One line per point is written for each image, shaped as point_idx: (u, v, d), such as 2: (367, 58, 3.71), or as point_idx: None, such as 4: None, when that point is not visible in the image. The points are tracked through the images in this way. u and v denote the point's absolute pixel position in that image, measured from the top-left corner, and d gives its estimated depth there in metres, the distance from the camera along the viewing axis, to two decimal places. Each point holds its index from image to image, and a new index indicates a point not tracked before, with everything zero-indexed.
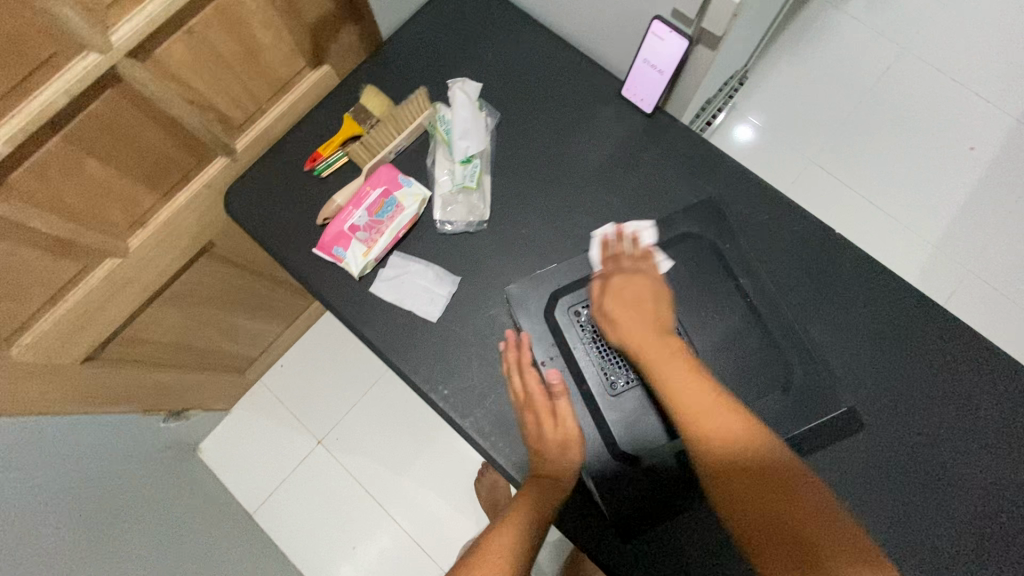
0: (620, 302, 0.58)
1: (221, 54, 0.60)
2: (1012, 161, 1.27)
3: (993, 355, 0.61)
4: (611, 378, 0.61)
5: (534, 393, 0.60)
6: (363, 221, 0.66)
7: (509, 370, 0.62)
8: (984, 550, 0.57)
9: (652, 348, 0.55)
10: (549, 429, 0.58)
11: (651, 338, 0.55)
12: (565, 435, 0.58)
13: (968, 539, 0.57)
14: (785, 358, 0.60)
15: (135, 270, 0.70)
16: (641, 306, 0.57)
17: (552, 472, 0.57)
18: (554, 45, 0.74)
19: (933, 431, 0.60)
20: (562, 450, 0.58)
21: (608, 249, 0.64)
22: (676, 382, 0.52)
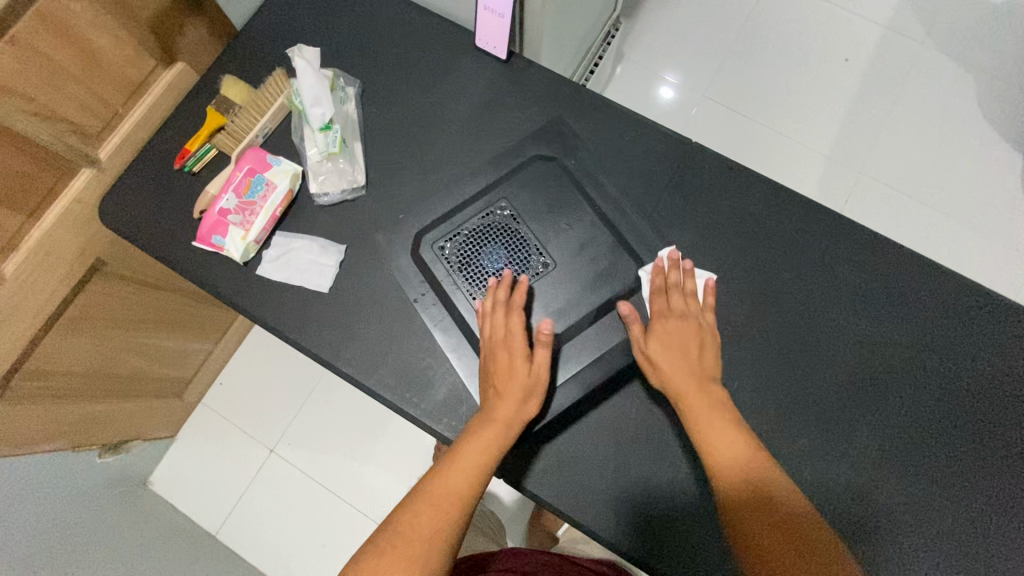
0: (665, 337, 0.59)
1: (57, 61, 0.60)
2: (890, 59, 1.35)
3: (847, 225, 0.67)
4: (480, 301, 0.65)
5: (515, 335, 0.59)
6: (233, 204, 0.66)
7: (494, 306, 0.61)
8: (870, 403, 0.63)
9: (694, 391, 0.56)
10: (522, 372, 0.58)
11: (699, 387, 0.57)
12: (525, 377, 0.58)
13: (855, 397, 0.63)
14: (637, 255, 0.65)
15: (18, 299, 0.69)
16: (691, 349, 0.58)
17: (512, 413, 0.57)
18: (403, 8, 0.76)
19: (801, 305, 0.65)
20: (528, 396, 0.58)
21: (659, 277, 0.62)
22: (729, 442, 0.53)
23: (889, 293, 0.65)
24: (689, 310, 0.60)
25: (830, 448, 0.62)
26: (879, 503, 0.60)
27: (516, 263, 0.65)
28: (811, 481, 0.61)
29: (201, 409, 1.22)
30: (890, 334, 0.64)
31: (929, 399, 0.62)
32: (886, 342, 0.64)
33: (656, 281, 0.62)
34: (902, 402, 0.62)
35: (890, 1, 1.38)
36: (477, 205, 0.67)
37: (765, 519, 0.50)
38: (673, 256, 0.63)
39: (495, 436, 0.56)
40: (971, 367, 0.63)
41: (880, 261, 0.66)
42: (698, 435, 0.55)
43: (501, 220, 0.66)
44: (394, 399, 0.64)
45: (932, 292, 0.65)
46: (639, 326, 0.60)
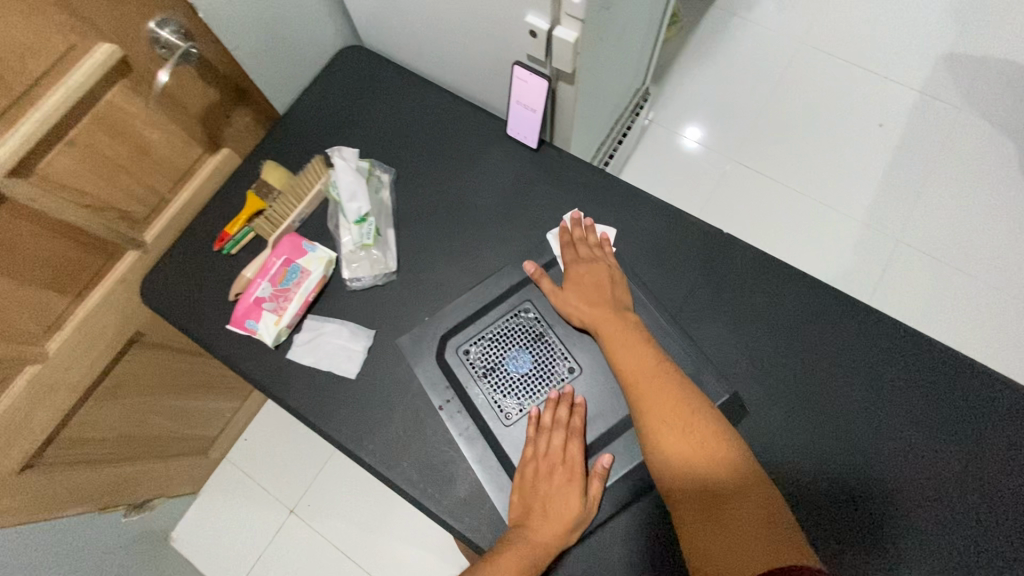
0: (576, 288, 0.64)
1: (111, 157, 0.63)
2: (926, 123, 1.33)
3: (883, 323, 0.64)
4: (504, 409, 0.64)
5: (573, 460, 0.59)
6: (269, 291, 0.68)
7: (553, 425, 0.60)
8: (876, 448, 0.60)
9: (609, 323, 0.61)
10: (576, 503, 0.57)
11: (610, 317, 0.62)
12: (572, 516, 0.56)
13: (859, 437, 0.60)
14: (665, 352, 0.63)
15: (58, 374, 0.71)
16: (599, 287, 0.64)
17: (551, 537, 0.55)
18: (438, 97, 0.78)
19: (840, 409, 0.61)
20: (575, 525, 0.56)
21: (565, 235, 0.68)
22: (634, 356, 0.58)
23: (933, 394, 0.61)
24: (595, 256, 0.66)
25: (831, 487, 0.59)
26: (884, 552, 0.56)
27: (542, 369, 0.65)
28: (812, 526, 0.57)
29: (224, 464, 1.22)
30: (938, 438, 0.60)
31: (941, 450, 0.59)
32: (934, 448, 0.59)
33: (564, 243, 0.68)
34: (911, 448, 0.59)
35: (924, 66, 1.37)
36: (501, 308, 0.67)
37: (678, 433, 0.53)
38: (576, 216, 0.69)
39: (530, 558, 0.54)
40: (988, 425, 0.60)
41: (920, 361, 0.62)
42: (614, 359, 0.59)
43: (526, 324, 0.67)
44: (416, 495, 0.62)
45: (973, 381, 0.61)
46: (549, 284, 0.66)
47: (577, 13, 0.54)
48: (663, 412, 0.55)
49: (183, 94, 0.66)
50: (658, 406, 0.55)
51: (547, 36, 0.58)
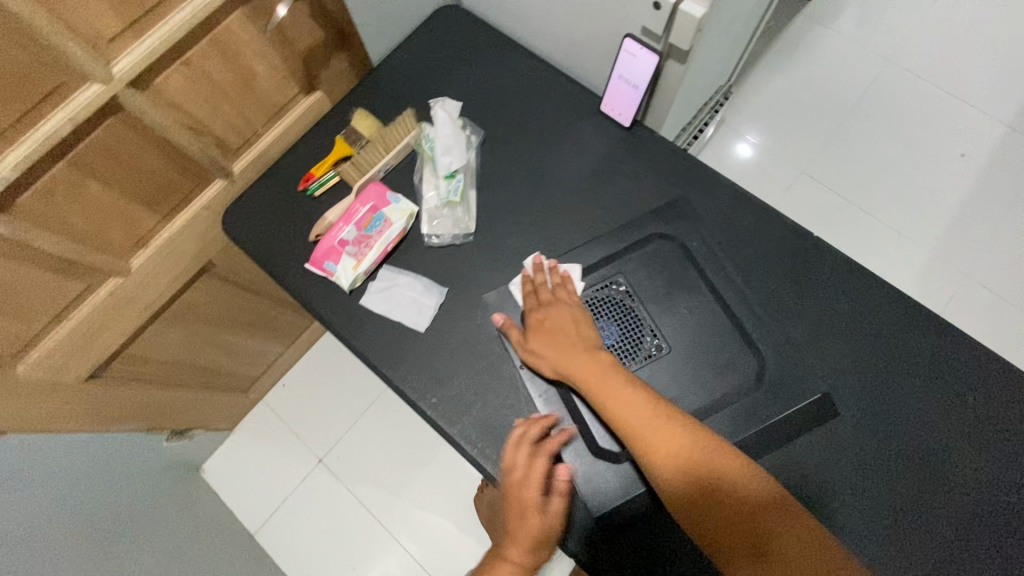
0: (542, 335, 0.63)
1: (218, 83, 0.64)
2: (1010, 158, 1.28)
3: (972, 348, 0.62)
4: None
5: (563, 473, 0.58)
6: (352, 235, 0.68)
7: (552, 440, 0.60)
8: (934, 477, 0.59)
9: (581, 367, 0.60)
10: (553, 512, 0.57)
11: (584, 362, 0.61)
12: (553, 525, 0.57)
13: (935, 473, 0.59)
14: (760, 351, 0.62)
15: (135, 290, 0.73)
16: (565, 336, 0.63)
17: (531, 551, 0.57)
18: (534, 65, 0.77)
19: (920, 436, 0.60)
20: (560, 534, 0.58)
21: (529, 281, 0.67)
22: (621, 399, 0.57)
23: (1015, 429, 0.60)
24: (560, 300, 0.65)
25: (890, 515, 0.58)
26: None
27: (628, 341, 0.64)
28: (869, 551, 0.57)
29: (260, 406, 1.25)
30: (1016, 474, 0.59)
31: (997, 479, 0.59)
32: (1010, 484, 0.59)
33: (526, 291, 0.66)
34: (969, 477, 0.59)
35: (1016, 99, 1.32)
36: (591, 278, 0.68)
37: (671, 452, 0.54)
38: (538, 261, 0.68)
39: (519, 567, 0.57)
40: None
41: (1005, 392, 0.61)
42: (603, 407, 0.58)
43: (615, 296, 0.66)
44: (474, 454, 0.63)
45: None
46: (517, 332, 0.64)
47: None
48: (670, 453, 0.54)
49: (291, 29, 0.66)
50: (661, 444, 0.54)
51: (672, 10, 0.57)
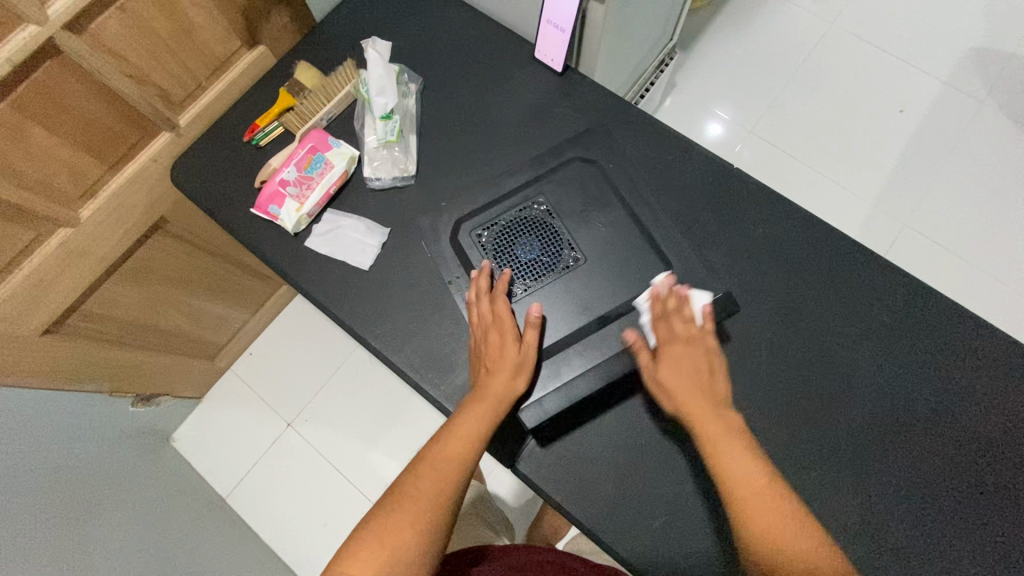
0: (675, 363, 0.57)
1: (157, 31, 0.66)
2: (947, 113, 1.33)
3: (863, 260, 0.67)
4: (509, 288, 0.65)
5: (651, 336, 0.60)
6: (293, 176, 0.71)
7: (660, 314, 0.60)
8: (871, 395, 0.63)
9: (709, 420, 0.54)
10: (511, 352, 0.59)
11: (710, 417, 0.54)
12: (510, 362, 0.59)
13: (826, 374, 0.64)
14: (666, 259, 0.64)
15: (87, 242, 0.75)
16: (697, 379, 0.57)
17: (501, 389, 0.58)
18: (471, 17, 0.80)
19: (814, 342, 0.65)
20: (517, 372, 0.59)
21: (659, 303, 0.60)
22: (770, 514, 0.48)
23: (899, 330, 0.65)
24: (696, 337, 0.59)
25: (824, 433, 0.62)
26: (868, 488, 0.61)
27: (548, 255, 0.65)
28: (765, 449, 0.62)
29: (228, 375, 1.27)
30: (898, 371, 0.64)
31: (933, 399, 0.63)
32: (894, 380, 0.64)
33: (655, 310, 0.60)
34: (904, 394, 0.63)
35: (952, 58, 1.38)
36: (514, 198, 0.68)
37: (789, 535, 0.47)
38: (670, 282, 0.62)
39: (484, 410, 0.57)
40: (967, 369, 0.63)
41: (890, 296, 0.66)
42: (717, 467, 0.51)
43: (537, 214, 0.67)
44: (417, 379, 0.66)
45: (933, 315, 0.65)
46: (647, 357, 0.59)
47: None
48: (780, 540, 0.47)
49: None
50: (773, 531, 0.47)
51: None
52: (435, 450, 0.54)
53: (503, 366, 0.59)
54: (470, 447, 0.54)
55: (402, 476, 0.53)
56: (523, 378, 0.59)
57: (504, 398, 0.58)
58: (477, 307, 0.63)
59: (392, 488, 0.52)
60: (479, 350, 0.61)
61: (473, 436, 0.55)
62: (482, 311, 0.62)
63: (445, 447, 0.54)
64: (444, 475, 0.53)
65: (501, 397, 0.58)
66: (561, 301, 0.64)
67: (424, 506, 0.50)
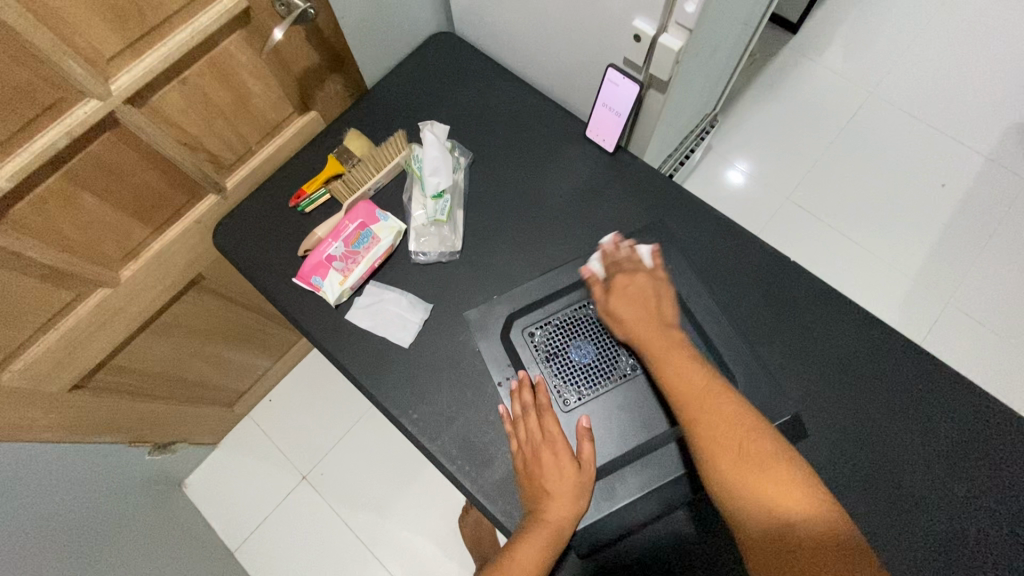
0: (621, 297, 0.63)
1: (214, 101, 0.66)
2: (990, 189, 1.31)
3: (932, 365, 0.64)
4: (563, 396, 0.64)
5: (620, 266, 0.65)
6: (340, 251, 0.70)
7: (616, 255, 0.67)
8: (871, 443, 0.61)
9: (654, 341, 0.59)
10: (570, 473, 0.58)
11: (657, 337, 0.60)
12: (571, 486, 0.57)
13: (894, 491, 0.60)
14: (732, 372, 0.63)
15: (124, 300, 0.74)
16: (643, 305, 0.62)
17: (562, 514, 0.56)
18: (522, 91, 0.80)
19: (881, 456, 0.61)
20: (576, 494, 0.57)
21: (614, 250, 0.67)
22: (718, 424, 0.52)
23: (969, 445, 0.61)
24: (642, 271, 0.65)
25: (894, 558, 0.58)
26: (897, 564, 0.58)
27: (604, 360, 0.65)
28: None
29: (246, 420, 1.24)
30: (972, 491, 0.60)
31: (933, 440, 0.61)
32: (968, 500, 0.59)
33: (608, 264, 0.66)
34: (906, 438, 0.62)
35: (995, 133, 1.36)
36: (569, 297, 0.68)
37: (733, 447, 0.51)
38: (616, 240, 0.68)
39: (547, 539, 0.55)
40: None
41: (959, 406, 0.62)
42: (661, 373, 0.57)
43: (593, 316, 0.67)
44: (452, 470, 0.63)
45: (1008, 431, 0.61)
46: (599, 289, 0.65)
47: (688, 24, 0.56)
48: (725, 447, 0.51)
49: (288, 52, 0.69)
50: (710, 421, 0.53)
51: (652, 42, 0.60)
52: None
53: (562, 490, 0.57)
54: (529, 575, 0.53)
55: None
56: (583, 500, 0.58)
57: (568, 523, 0.56)
58: (524, 425, 0.61)
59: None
60: (529, 463, 0.59)
61: (533, 561, 0.54)
62: (533, 428, 0.61)
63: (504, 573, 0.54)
64: None
65: (561, 523, 0.56)
66: (618, 413, 0.62)
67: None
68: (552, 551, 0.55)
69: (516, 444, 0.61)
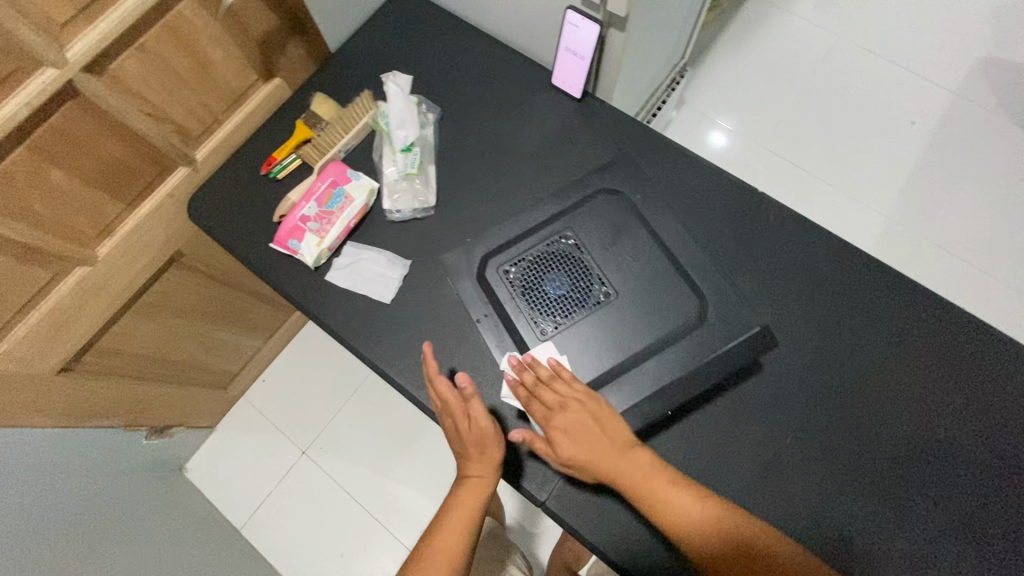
0: (569, 438, 0.56)
1: (175, 69, 0.65)
2: (960, 124, 1.33)
3: (895, 280, 0.66)
4: (540, 326, 0.62)
5: (546, 401, 0.58)
6: (313, 212, 0.70)
7: (533, 386, 0.58)
8: (902, 458, 0.60)
9: (627, 477, 0.55)
10: (471, 433, 0.59)
11: (627, 468, 0.55)
12: (478, 442, 0.59)
13: (864, 402, 0.62)
14: (700, 291, 0.61)
15: (104, 279, 0.74)
16: (592, 435, 0.56)
17: (477, 470, 0.59)
18: (486, 45, 0.80)
19: (851, 370, 0.63)
20: (482, 448, 0.59)
21: (525, 379, 0.59)
22: (719, 545, 0.52)
23: (932, 352, 0.63)
24: (568, 395, 0.57)
25: (867, 464, 0.60)
26: (871, 468, 0.60)
27: (579, 290, 0.63)
28: (806, 480, 0.60)
29: (242, 402, 1.26)
30: (937, 396, 0.62)
31: (969, 464, 0.60)
32: (934, 405, 0.62)
33: (528, 394, 0.59)
34: (939, 455, 0.60)
35: (962, 68, 1.37)
36: (541, 232, 0.65)
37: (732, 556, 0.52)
38: (517, 360, 0.60)
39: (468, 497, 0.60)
40: (1007, 392, 0.62)
41: (920, 316, 0.65)
42: (653, 512, 0.54)
43: (566, 248, 0.65)
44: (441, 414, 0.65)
45: (968, 336, 0.64)
46: (544, 443, 0.57)
47: None
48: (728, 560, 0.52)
49: (244, 14, 0.68)
50: (708, 539, 0.52)
51: None
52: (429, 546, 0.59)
53: (477, 448, 0.59)
54: (458, 548, 0.58)
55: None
56: (494, 451, 0.59)
57: (483, 474, 0.59)
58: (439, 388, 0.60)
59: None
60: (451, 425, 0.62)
61: (460, 532, 0.59)
62: (445, 392, 0.60)
63: (433, 553, 0.58)
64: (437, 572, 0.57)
65: (476, 476, 0.60)
66: (595, 339, 0.61)
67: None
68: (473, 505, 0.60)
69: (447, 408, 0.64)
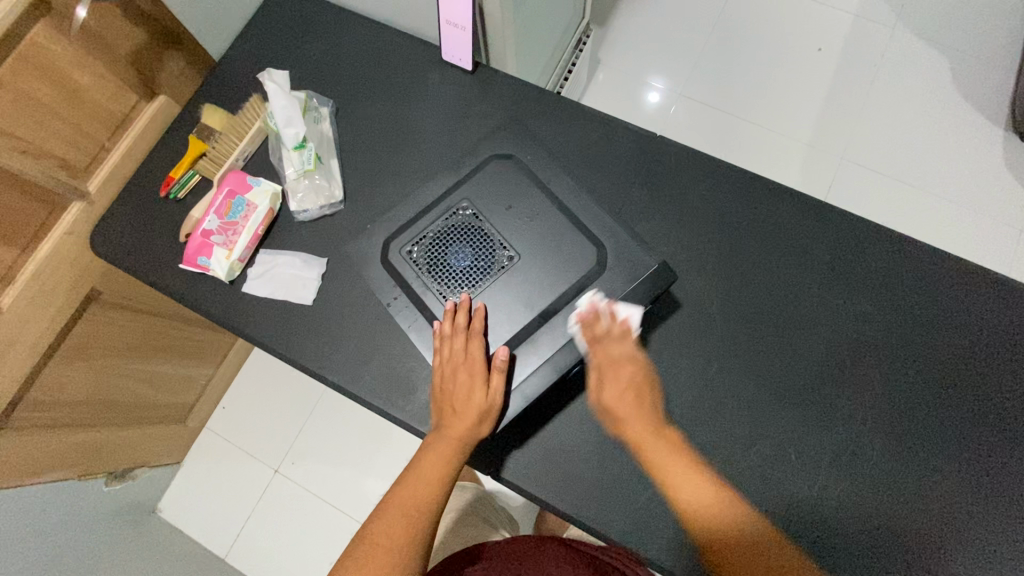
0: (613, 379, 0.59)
1: (42, 101, 0.63)
2: (864, 43, 1.36)
3: (793, 201, 0.68)
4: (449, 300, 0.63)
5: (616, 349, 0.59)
6: (215, 225, 0.68)
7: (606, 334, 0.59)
8: (919, 450, 0.60)
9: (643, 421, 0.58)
10: (478, 398, 0.57)
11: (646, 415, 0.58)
12: (477, 409, 0.57)
13: (782, 320, 0.65)
14: (601, 239, 0.62)
15: (17, 330, 0.71)
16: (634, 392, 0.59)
17: (463, 434, 0.57)
18: (369, 30, 0.79)
19: (763, 292, 0.66)
20: (483, 416, 0.57)
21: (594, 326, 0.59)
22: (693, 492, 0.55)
23: (836, 263, 0.66)
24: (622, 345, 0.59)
25: (791, 378, 0.63)
26: (795, 381, 0.63)
27: (483, 258, 0.63)
28: (736, 403, 0.63)
29: (206, 432, 1.24)
30: (846, 303, 0.65)
31: (936, 391, 0.62)
32: (843, 314, 0.65)
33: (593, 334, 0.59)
34: (960, 453, 0.60)
35: None
36: (438, 208, 0.65)
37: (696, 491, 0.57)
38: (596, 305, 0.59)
39: (448, 457, 0.57)
40: (908, 288, 0.65)
41: (820, 229, 0.67)
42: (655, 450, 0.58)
43: (464, 220, 0.65)
44: (379, 404, 0.65)
45: (865, 241, 0.67)
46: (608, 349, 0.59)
47: None
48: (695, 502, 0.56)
49: (105, 33, 0.66)
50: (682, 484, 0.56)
51: None
52: (399, 496, 0.56)
53: (469, 411, 0.57)
54: (436, 494, 0.56)
55: (366, 528, 0.54)
56: (486, 425, 0.58)
57: (469, 442, 0.57)
58: (449, 344, 0.60)
59: (356, 549, 0.53)
60: (447, 383, 0.59)
61: (434, 484, 0.56)
62: (456, 350, 0.59)
63: (408, 497, 0.55)
64: (410, 522, 0.54)
65: (462, 440, 0.57)
66: (504, 303, 0.61)
67: (394, 558, 0.52)
68: (452, 465, 0.57)
69: (438, 359, 0.60)
